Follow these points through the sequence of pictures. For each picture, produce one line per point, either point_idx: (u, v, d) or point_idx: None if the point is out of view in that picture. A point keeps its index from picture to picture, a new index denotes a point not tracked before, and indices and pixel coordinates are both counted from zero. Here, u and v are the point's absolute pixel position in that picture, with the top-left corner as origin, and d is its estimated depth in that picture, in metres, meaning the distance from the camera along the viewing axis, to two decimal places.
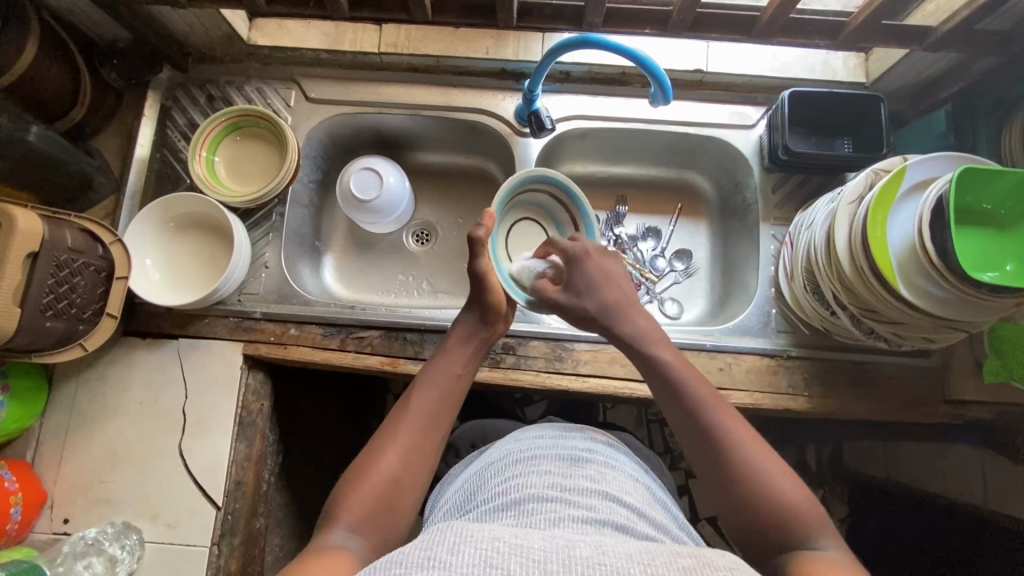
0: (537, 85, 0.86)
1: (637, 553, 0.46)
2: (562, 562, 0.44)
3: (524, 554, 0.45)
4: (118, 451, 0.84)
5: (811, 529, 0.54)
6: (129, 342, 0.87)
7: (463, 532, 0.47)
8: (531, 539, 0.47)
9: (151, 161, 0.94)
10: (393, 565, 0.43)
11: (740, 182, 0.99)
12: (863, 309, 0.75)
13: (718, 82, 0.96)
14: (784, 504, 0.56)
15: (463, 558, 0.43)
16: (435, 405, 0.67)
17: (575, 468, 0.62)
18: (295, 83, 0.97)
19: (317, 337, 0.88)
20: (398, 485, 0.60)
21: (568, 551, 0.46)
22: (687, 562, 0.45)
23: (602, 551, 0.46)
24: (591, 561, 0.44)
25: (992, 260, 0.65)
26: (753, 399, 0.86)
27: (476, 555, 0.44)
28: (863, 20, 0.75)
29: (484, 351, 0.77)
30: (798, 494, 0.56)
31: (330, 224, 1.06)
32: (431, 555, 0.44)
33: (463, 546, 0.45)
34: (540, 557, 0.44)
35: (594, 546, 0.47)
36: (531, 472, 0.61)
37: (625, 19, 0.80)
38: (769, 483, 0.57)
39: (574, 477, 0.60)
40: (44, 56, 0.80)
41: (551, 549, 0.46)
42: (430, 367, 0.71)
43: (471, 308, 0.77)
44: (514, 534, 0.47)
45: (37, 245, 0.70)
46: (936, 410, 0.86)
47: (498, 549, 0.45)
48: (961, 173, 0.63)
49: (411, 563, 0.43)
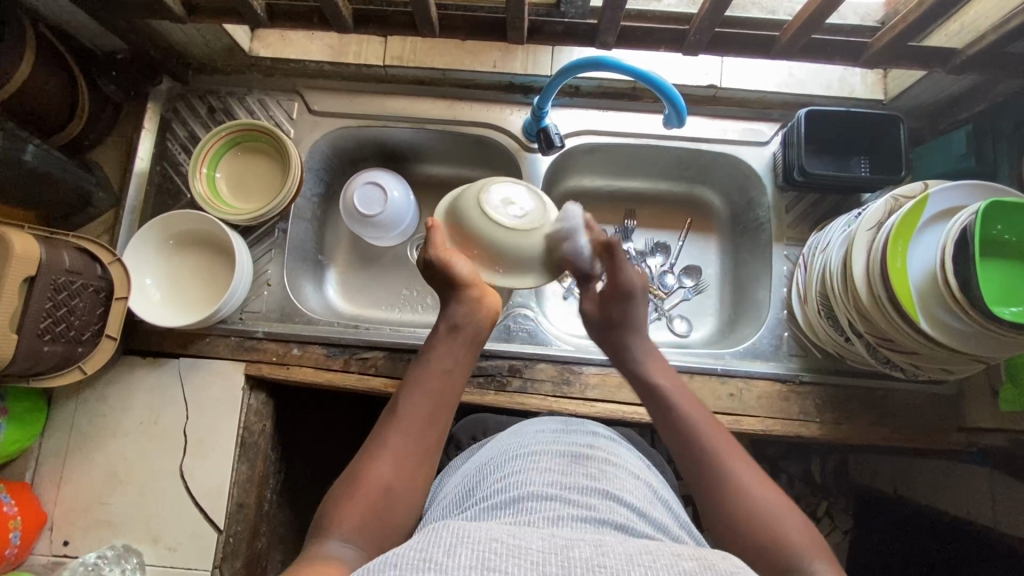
0: (547, 101, 0.84)
1: (637, 555, 0.45)
2: (561, 565, 0.42)
3: (522, 556, 0.43)
4: (118, 471, 0.83)
5: (817, 566, 0.50)
6: (129, 361, 0.86)
7: (460, 532, 0.45)
8: (529, 539, 0.45)
9: (151, 174, 0.92)
10: (388, 566, 0.41)
11: (753, 200, 0.97)
12: (879, 337, 0.73)
13: (732, 97, 0.94)
14: (779, 532, 0.53)
15: (460, 560, 0.42)
16: (427, 405, 0.64)
17: (576, 465, 0.60)
18: (298, 95, 0.95)
19: (320, 357, 0.87)
20: (389, 492, 0.57)
21: (566, 552, 0.44)
22: (689, 564, 0.44)
23: (601, 552, 0.45)
24: (591, 563, 0.43)
25: (1015, 294, 0.63)
26: (764, 426, 0.84)
27: (473, 557, 0.42)
28: (887, 43, 0.72)
29: (479, 346, 0.71)
30: (796, 527, 0.53)
31: (333, 237, 1.04)
32: (427, 556, 0.42)
33: (460, 546, 0.43)
34: (538, 559, 0.43)
35: (593, 546, 0.46)
36: (533, 469, 0.59)
37: (638, 38, 0.78)
38: (774, 521, 0.54)
39: (574, 475, 0.59)
40: (41, 71, 0.78)
41: (549, 550, 0.44)
42: (419, 368, 0.68)
43: (448, 292, 0.72)
44: (511, 534, 0.46)
45: (34, 269, 0.68)
46: (951, 437, 0.84)
47: (496, 551, 0.43)
48: (988, 204, 0.61)
49: (407, 564, 0.41)
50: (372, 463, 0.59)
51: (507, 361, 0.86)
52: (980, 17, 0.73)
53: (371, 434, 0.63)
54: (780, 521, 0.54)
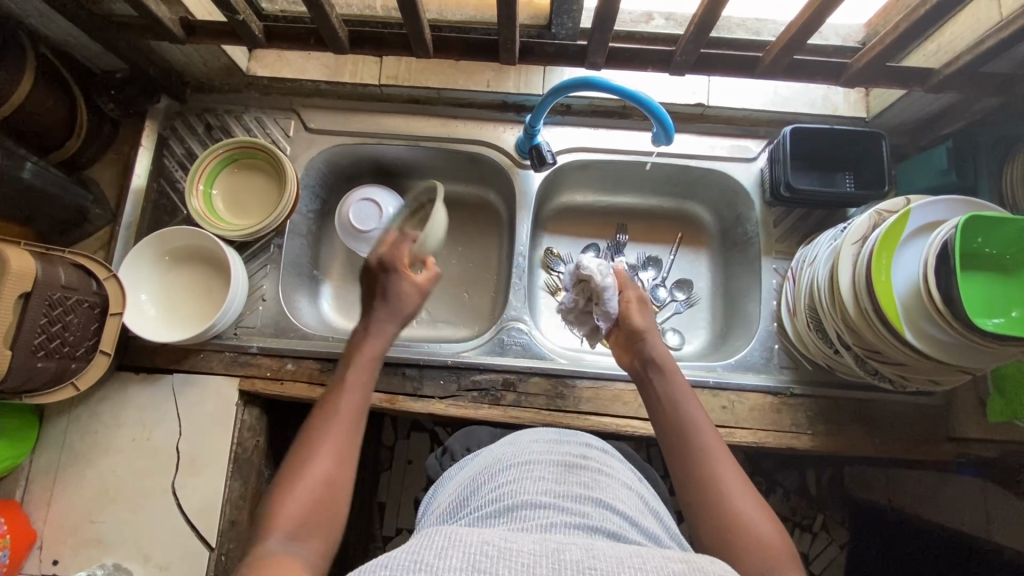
0: (539, 120, 0.86)
1: (627, 557, 0.45)
2: (551, 566, 0.43)
3: (513, 558, 0.43)
4: (109, 489, 0.83)
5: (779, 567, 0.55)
6: (123, 377, 0.86)
7: (452, 535, 0.45)
8: (521, 542, 0.46)
9: (148, 191, 0.94)
10: (379, 566, 0.42)
11: (741, 215, 0.99)
12: (867, 350, 0.75)
13: (719, 115, 0.96)
14: (756, 533, 0.57)
15: (451, 561, 0.42)
16: (353, 395, 0.64)
17: (569, 474, 0.61)
18: (295, 113, 0.97)
19: (314, 372, 0.87)
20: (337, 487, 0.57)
21: (558, 554, 0.44)
22: (678, 566, 0.44)
23: (593, 554, 0.45)
24: (582, 565, 0.43)
25: (997, 306, 0.64)
26: (756, 438, 0.85)
27: (464, 558, 0.42)
28: (866, 64, 0.74)
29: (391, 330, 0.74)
30: (769, 526, 0.58)
31: (328, 253, 1.05)
32: (419, 558, 0.42)
33: (451, 548, 0.43)
34: (530, 561, 0.43)
35: (584, 549, 0.46)
36: (526, 478, 0.59)
37: (627, 59, 0.80)
38: (752, 522, 0.58)
39: (568, 483, 0.59)
40: (41, 89, 0.79)
41: (540, 553, 0.44)
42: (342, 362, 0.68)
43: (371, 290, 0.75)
44: (503, 537, 0.46)
45: (30, 285, 0.68)
46: (941, 448, 0.85)
47: (487, 553, 0.43)
48: (966, 220, 0.63)
49: (399, 565, 0.42)
50: (316, 459, 0.58)
51: (501, 375, 0.87)
52: (955, 39, 0.75)
53: (302, 433, 0.61)
54: (758, 522, 0.58)
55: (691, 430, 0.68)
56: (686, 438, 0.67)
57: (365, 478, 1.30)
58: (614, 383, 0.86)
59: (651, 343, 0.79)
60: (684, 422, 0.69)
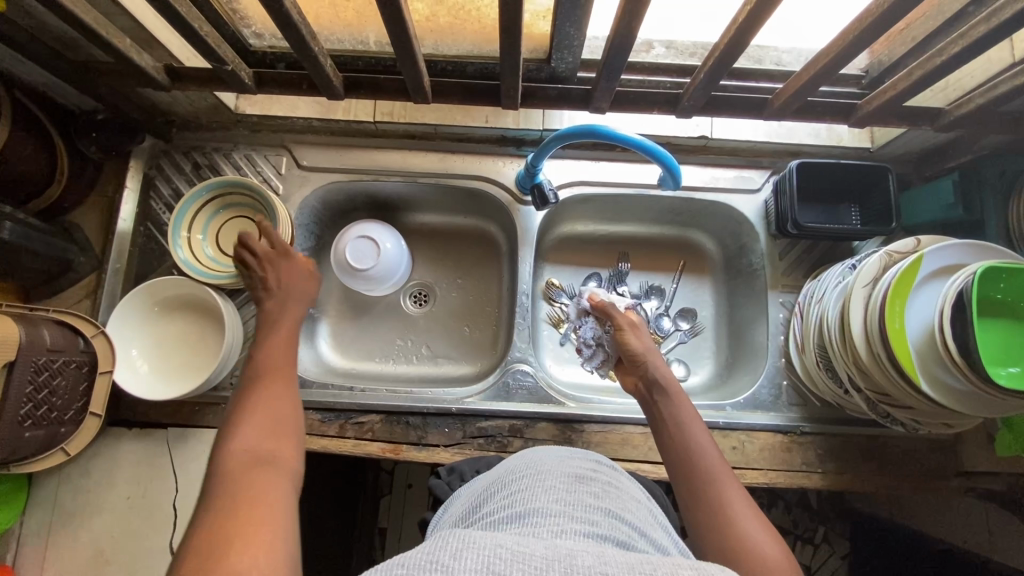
0: (541, 160, 0.84)
1: (637, 564, 0.42)
2: (563, 570, 0.39)
3: (526, 561, 0.40)
4: (103, 551, 0.80)
5: None
6: (115, 433, 0.83)
7: (466, 536, 0.43)
8: (533, 546, 0.43)
9: (135, 235, 0.90)
10: (396, 565, 0.40)
11: (746, 245, 0.97)
12: (878, 394, 0.74)
13: (723, 147, 0.94)
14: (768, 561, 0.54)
15: (466, 562, 0.39)
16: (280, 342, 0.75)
17: (580, 485, 0.57)
18: (286, 150, 0.94)
19: (314, 423, 0.84)
20: (273, 419, 0.63)
21: (569, 560, 0.41)
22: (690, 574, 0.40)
23: (604, 561, 0.41)
24: (593, 570, 0.40)
25: (1013, 354, 0.63)
26: (767, 478, 0.84)
27: (479, 559, 0.40)
28: (876, 106, 0.73)
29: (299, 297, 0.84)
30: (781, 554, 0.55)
31: (324, 289, 1.02)
32: (435, 557, 0.40)
33: (466, 550, 0.41)
34: (541, 565, 0.40)
35: (596, 555, 0.42)
36: (536, 486, 0.56)
37: (632, 101, 0.79)
38: (764, 548, 0.56)
39: (579, 493, 0.55)
40: (19, 138, 0.75)
41: (552, 557, 0.41)
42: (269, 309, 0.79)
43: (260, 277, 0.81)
44: (515, 541, 0.43)
45: (13, 353, 0.65)
46: (950, 483, 0.85)
47: (501, 556, 0.40)
48: (985, 267, 0.62)
49: (415, 564, 0.40)
50: (245, 404, 0.64)
51: (507, 421, 0.85)
52: (965, 78, 0.74)
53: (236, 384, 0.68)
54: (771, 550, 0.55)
55: (702, 456, 0.66)
56: (697, 464, 0.65)
57: (366, 508, 1.28)
58: (622, 427, 0.85)
59: (656, 364, 0.79)
60: (694, 448, 0.67)
